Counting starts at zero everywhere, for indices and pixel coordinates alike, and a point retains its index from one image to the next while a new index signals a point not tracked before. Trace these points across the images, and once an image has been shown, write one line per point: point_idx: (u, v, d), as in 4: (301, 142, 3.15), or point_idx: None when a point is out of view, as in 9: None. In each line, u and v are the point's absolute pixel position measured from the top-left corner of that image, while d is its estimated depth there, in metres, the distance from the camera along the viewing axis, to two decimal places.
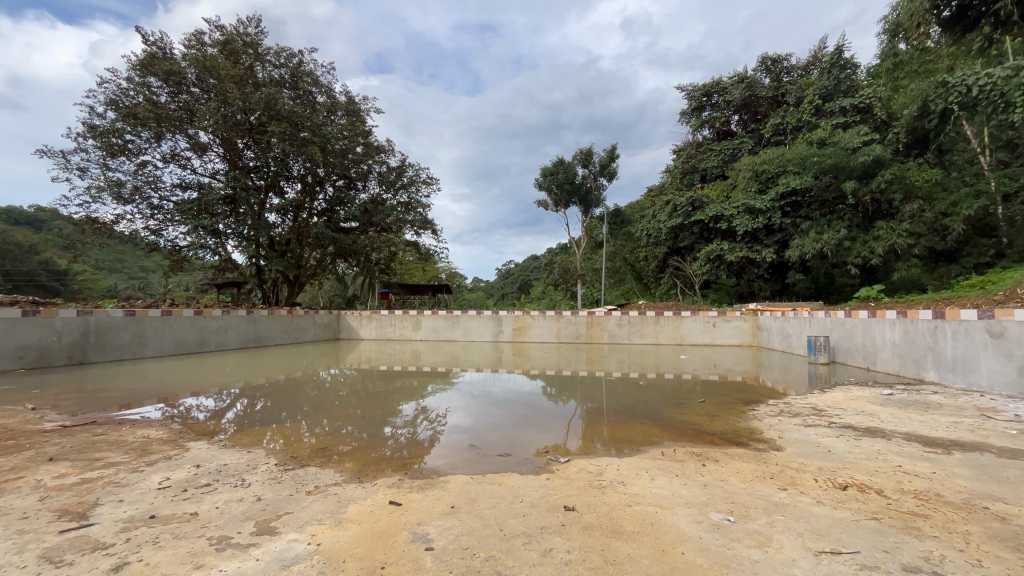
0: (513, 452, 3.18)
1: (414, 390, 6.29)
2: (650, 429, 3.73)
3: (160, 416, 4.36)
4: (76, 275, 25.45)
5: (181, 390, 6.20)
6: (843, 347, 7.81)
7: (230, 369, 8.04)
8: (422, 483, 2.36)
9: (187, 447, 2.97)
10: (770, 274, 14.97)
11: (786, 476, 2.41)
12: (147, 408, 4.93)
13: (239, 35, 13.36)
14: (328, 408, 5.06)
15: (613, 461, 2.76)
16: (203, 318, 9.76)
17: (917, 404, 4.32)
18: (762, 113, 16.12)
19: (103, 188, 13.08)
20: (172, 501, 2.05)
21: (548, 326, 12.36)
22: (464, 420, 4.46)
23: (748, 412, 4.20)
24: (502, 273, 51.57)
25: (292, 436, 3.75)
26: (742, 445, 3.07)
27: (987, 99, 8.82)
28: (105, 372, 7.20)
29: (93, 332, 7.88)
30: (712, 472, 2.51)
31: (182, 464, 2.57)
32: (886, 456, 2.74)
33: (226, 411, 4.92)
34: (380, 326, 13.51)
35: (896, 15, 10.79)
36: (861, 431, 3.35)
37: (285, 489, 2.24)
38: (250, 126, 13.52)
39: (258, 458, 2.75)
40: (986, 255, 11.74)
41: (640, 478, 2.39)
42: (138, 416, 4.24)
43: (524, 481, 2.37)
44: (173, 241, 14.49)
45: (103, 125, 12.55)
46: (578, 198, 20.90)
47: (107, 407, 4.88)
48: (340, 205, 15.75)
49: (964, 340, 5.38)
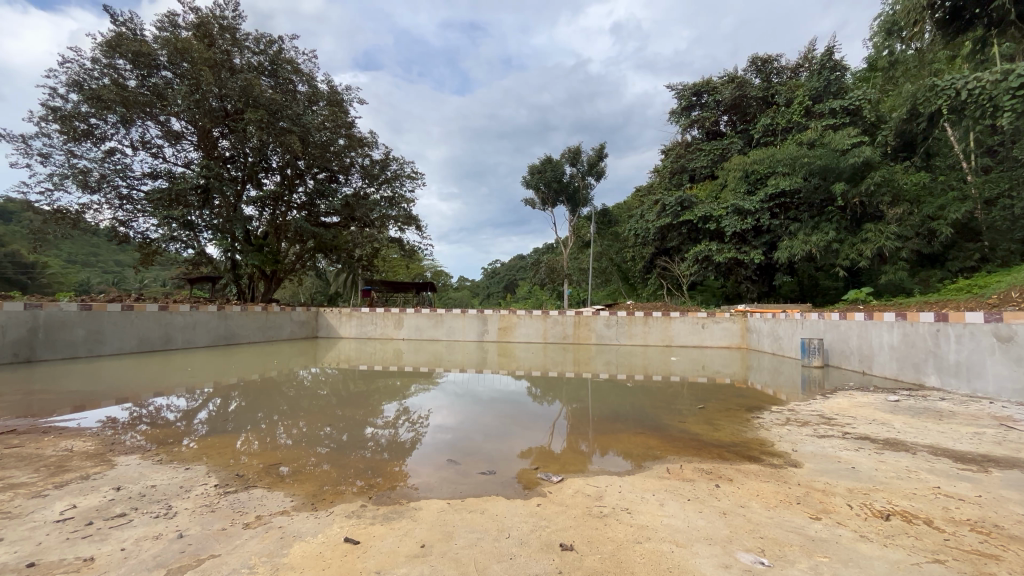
0: (498, 467, 2.73)
1: (397, 390, 5.88)
2: (649, 440, 3.36)
3: (118, 419, 3.92)
4: (43, 269, 24.44)
5: (140, 391, 5.70)
6: (837, 350, 7.61)
7: (195, 368, 7.48)
8: (390, 511, 1.96)
9: (113, 463, 2.51)
10: (758, 276, 14.83)
11: (816, 501, 2.07)
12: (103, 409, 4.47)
13: (215, 18, 12.67)
14: (304, 408, 4.64)
15: (614, 480, 2.39)
16: (169, 314, 9.17)
17: (929, 412, 4.05)
18: (751, 114, 15.97)
19: (67, 176, 12.32)
20: (68, 540, 1.63)
21: (534, 326, 12.01)
22: (448, 420, 4.10)
23: (752, 421, 3.87)
24: (488, 273, 51.25)
25: (262, 440, 3.37)
26: (755, 460, 2.74)
27: (977, 103, 8.64)
28: (54, 371, 6.60)
29: (42, 328, 7.29)
30: (729, 495, 2.15)
31: (98, 486, 2.13)
32: (918, 475, 2.42)
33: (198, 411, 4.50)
34: (360, 325, 12.97)
35: (892, 14, 10.64)
36: (881, 443, 3.05)
37: (217, 521, 1.82)
38: (226, 114, 12.85)
39: (195, 478, 2.30)
40: (971, 259, 11.72)
41: (647, 504, 2.04)
42: (86, 422, 3.78)
43: (510, 510, 1.98)
44: (143, 233, 13.75)
45: (66, 107, 11.80)
46: (565, 196, 20.62)
47: (51, 410, 4.36)
48: (321, 198, 15.15)
49: (969, 344, 5.17)
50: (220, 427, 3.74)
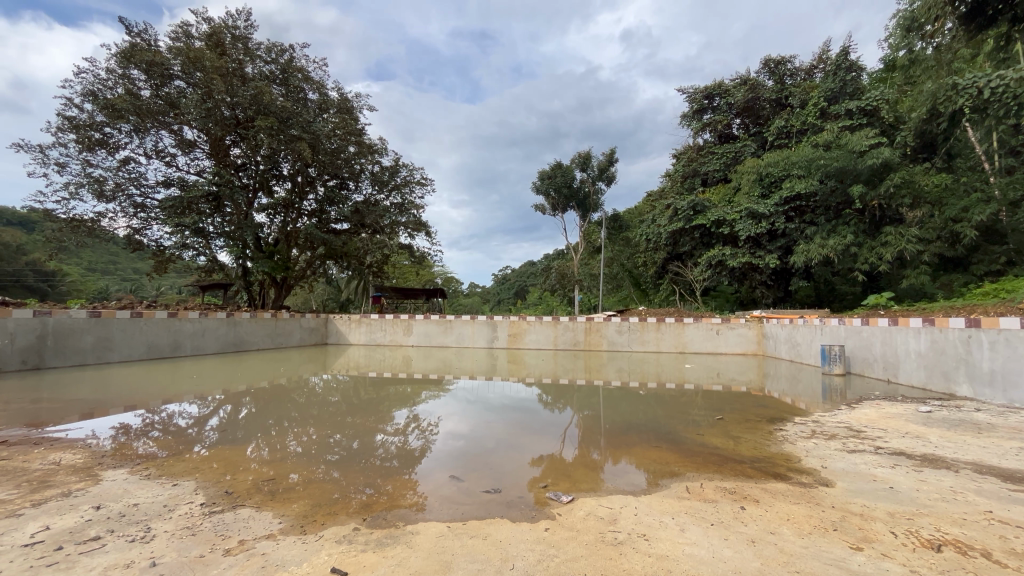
0: (504, 484, 2.52)
1: (406, 397, 5.76)
2: (666, 454, 3.16)
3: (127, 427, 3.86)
4: (63, 278, 24.97)
5: (147, 398, 5.63)
6: (860, 357, 7.31)
7: (203, 375, 7.42)
8: (384, 535, 1.80)
9: (101, 478, 2.39)
10: (773, 281, 14.51)
11: (854, 527, 1.87)
12: (113, 416, 4.41)
13: (227, 28, 12.80)
14: (313, 415, 4.54)
15: (629, 501, 2.21)
16: (178, 321, 9.16)
17: (965, 424, 3.80)
18: (765, 116, 15.71)
19: (83, 185, 12.47)
20: (30, 569, 1.50)
21: (545, 332, 11.82)
22: (458, 428, 3.93)
23: (776, 433, 3.65)
24: (498, 279, 51.14)
25: (269, 448, 3.26)
26: (782, 477, 2.54)
27: (1000, 101, 8.31)
28: (63, 379, 6.58)
29: (51, 335, 7.31)
30: (757, 519, 1.96)
31: (78, 505, 2.00)
32: (966, 497, 2.20)
33: (209, 417, 4.42)
34: (370, 331, 12.86)
35: (912, 10, 10.35)
36: (920, 459, 2.82)
37: (197, 546, 1.69)
38: (237, 122, 12.94)
39: (181, 496, 2.17)
40: (997, 262, 11.28)
41: (667, 529, 1.86)
42: (92, 429, 3.72)
43: (515, 535, 1.81)
44: (157, 241, 13.85)
45: (82, 117, 11.96)
46: (575, 202, 20.48)
47: (60, 416, 4.31)
48: (331, 205, 15.17)
49: (1003, 352, 4.89)
50: (229, 434, 3.65)
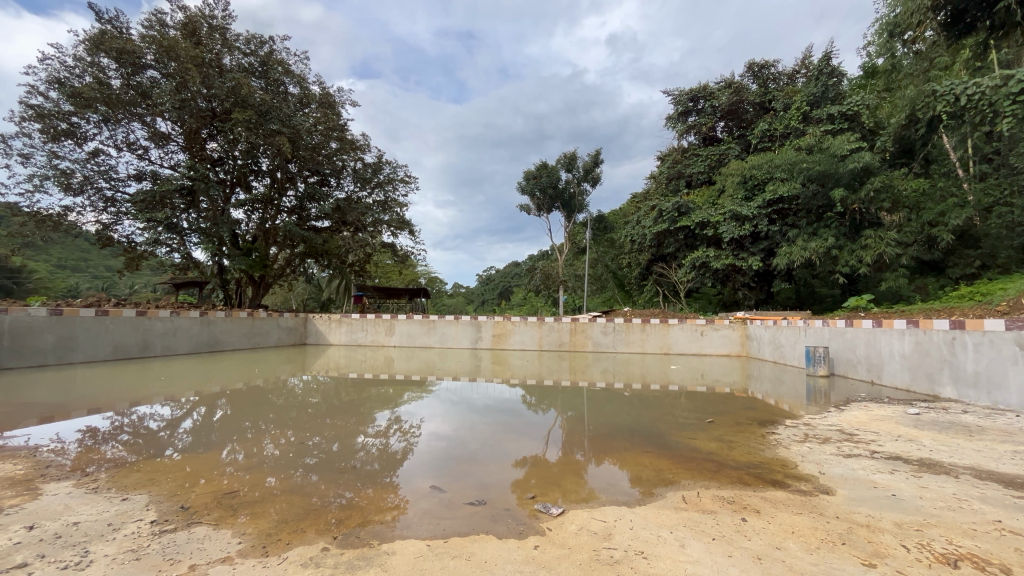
0: (490, 495, 2.34)
1: (389, 398, 5.57)
2: (658, 459, 3.02)
3: (97, 429, 3.59)
4: (30, 274, 24.11)
5: (114, 400, 5.32)
6: (843, 359, 7.33)
7: (176, 376, 7.09)
8: (356, 557, 1.62)
9: (40, 493, 2.15)
10: (755, 283, 14.61)
11: (862, 540, 1.76)
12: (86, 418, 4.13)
13: (204, 18, 12.36)
14: (293, 417, 4.33)
15: (624, 513, 2.06)
16: (147, 319, 8.74)
17: (955, 426, 3.75)
18: (748, 120, 15.86)
19: (48, 177, 11.91)
20: None
21: (529, 332, 11.67)
22: (443, 429, 3.78)
23: (768, 437, 3.55)
24: (483, 280, 51.01)
25: (243, 453, 3.05)
26: (779, 485, 2.43)
27: (976, 108, 8.39)
28: (21, 380, 6.20)
29: (7, 334, 6.89)
30: (760, 533, 1.83)
31: (8, 525, 1.78)
32: (971, 505, 2.11)
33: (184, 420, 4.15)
34: (350, 331, 12.54)
35: (893, 15, 10.46)
36: (917, 464, 2.74)
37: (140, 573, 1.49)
38: (214, 115, 12.49)
39: (130, 513, 1.95)
40: (971, 266, 11.48)
41: (666, 546, 1.72)
42: (53, 433, 3.43)
43: (502, 555, 1.65)
44: (128, 237, 13.29)
45: (47, 106, 11.42)
46: (561, 202, 20.41)
47: (15, 420, 4.02)
48: (312, 202, 14.74)
49: (987, 353, 4.89)
50: (203, 437, 3.42)
